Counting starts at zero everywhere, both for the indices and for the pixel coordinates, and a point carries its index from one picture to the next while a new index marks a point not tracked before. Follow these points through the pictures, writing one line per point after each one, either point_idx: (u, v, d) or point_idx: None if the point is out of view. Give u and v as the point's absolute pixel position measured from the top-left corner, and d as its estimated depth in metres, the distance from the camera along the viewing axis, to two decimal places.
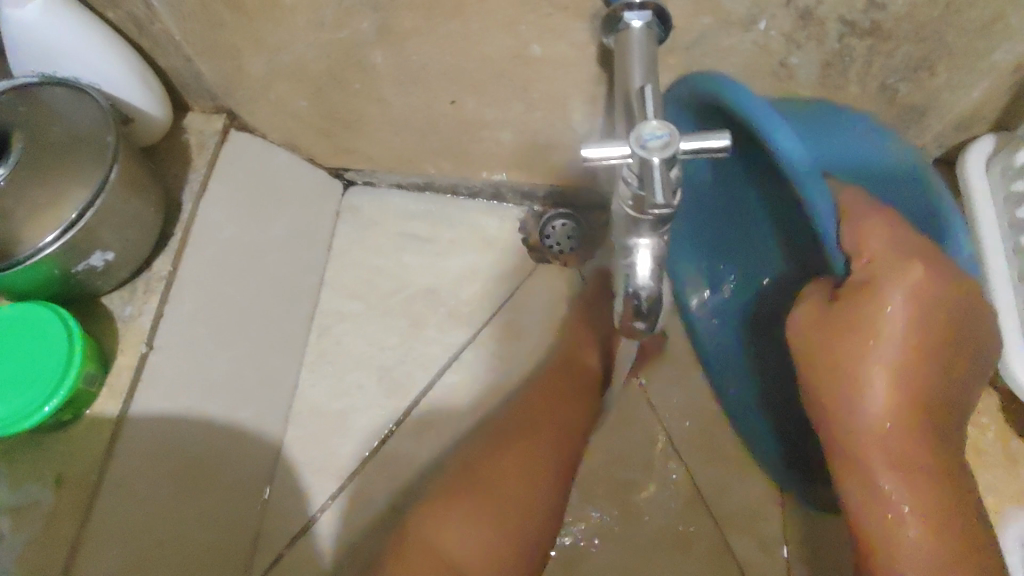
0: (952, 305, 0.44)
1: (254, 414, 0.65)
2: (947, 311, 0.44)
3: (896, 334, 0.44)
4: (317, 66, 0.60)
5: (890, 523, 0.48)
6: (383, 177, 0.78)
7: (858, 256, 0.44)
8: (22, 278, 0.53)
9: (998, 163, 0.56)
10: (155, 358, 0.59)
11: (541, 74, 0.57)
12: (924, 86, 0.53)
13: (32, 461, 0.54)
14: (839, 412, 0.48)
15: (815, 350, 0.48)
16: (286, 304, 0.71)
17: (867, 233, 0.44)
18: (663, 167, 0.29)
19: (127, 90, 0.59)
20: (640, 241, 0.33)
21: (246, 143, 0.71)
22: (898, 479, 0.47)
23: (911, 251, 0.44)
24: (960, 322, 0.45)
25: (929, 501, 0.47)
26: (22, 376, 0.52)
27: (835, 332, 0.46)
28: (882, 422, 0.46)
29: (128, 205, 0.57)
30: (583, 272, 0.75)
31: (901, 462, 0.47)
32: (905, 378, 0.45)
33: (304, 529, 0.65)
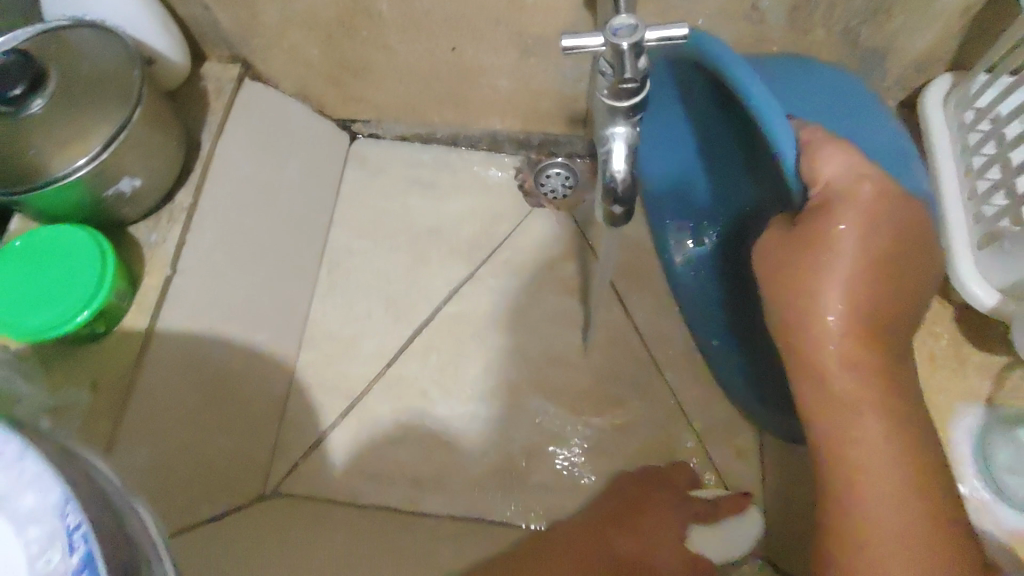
0: (899, 227, 0.48)
1: (269, 337, 0.71)
2: (892, 230, 0.48)
3: (849, 249, 0.48)
4: (328, 13, 0.65)
5: (848, 431, 0.50)
6: (388, 127, 0.84)
7: (813, 183, 0.48)
8: (55, 199, 0.57)
9: (953, 97, 0.58)
10: (178, 281, 0.63)
11: (535, 20, 0.62)
12: (883, 29, 0.58)
13: (69, 368, 0.58)
14: (801, 326, 0.50)
15: (777, 272, 0.51)
16: (300, 238, 0.77)
17: (824, 162, 0.48)
18: (632, 52, 0.35)
19: (151, 37, 0.64)
20: (614, 130, 0.39)
21: (262, 91, 0.76)
22: (854, 388, 0.50)
23: (862, 173, 0.47)
24: (904, 241, 0.49)
25: (882, 414, 0.50)
26: (59, 290, 0.57)
27: (794, 250, 0.49)
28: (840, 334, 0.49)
29: (152, 138, 0.61)
30: (574, 216, 0.80)
31: (857, 375, 0.50)
32: (859, 292, 0.48)
33: (317, 442, 0.72)
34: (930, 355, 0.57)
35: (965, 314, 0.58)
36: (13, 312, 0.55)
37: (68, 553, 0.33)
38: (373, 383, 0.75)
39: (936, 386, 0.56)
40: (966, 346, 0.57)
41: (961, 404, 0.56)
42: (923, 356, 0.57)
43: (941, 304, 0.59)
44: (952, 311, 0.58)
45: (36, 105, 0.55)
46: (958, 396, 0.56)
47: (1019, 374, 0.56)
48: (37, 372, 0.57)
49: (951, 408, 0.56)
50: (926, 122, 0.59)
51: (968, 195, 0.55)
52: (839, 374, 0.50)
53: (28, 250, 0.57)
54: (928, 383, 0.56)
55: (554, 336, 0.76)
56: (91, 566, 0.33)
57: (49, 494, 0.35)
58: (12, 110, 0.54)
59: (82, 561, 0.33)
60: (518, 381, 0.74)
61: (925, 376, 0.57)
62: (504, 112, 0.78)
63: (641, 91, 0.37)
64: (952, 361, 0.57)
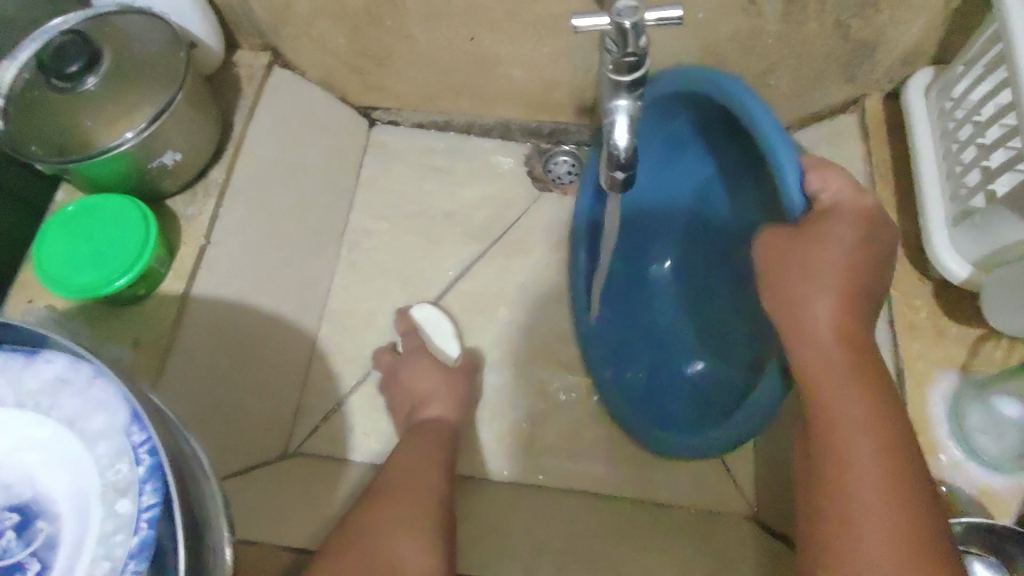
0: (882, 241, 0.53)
1: (294, 308, 0.76)
2: (877, 239, 0.52)
3: (841, 242, 0.51)
4: (355, 3, 0.70)
5: (835, 440, 0.48)
6: (406, 115, 0.89)
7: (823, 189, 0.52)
8: (104, 169, 0.62)
9: (933, 88, 0.63)
10: (212, 251, 0.68)
11: (548, 11, 0.67)
12: (871, 22, 0.63)
13: (114, 327, 0.63)
14: (793, 323, 0.52)
15: (776, 262, 0.54)
16: (322, 217, 0.82)
17: (828, 180, 0.53)
18: (635, 31, 0.38)
19: (193, 22, 0.69)
20: (618, 103, 0.43)
21: (290, 78, 0.81)
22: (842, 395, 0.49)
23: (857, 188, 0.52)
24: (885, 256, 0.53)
25: (874, 427, 0.48)
26: (104, 253, 0.61)
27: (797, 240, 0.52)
28: (824, 337, 0.50)
29: (190, 116, 0.65)
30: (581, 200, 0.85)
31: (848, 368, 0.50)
32: (847, 303, 0.51)
33: (336, 407, 0.77)
34: (910, 326, 0.61)
35: (942, 288, 0.62)
36: (66, 272, 0.60)
37: (135, 463, 0.38)
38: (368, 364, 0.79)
39: (917, 355, 0.60)
40: (944, 319, 0.61)
41: (940, 371, 0.60)
42: (904, 326, 0.61)
43: (921, 280, 0.63)
44: (930, 286, 0.62)
45: (89, 82, 0.60)
46: (937, 364, 0.60)
47: (992, 345, 0.60)
48: (87, 330, 0.63)
49: (929, 374, 0.59)
50: (908, 109, 0.65)
51: (946, 176, 0.60)
52: (831, 379, 0.49)
53: (79, 217, 0.62)
54: (907, 352, 0.60)
55: (560, 313, 0.81)
56: (157, 474, 0.38)
57: (117, 415, 0.39)
58: (69, 85, 0.60)
59: (148, 471, 0.38)
60: (525, 354, 0.79)
61: (907, 345, 0.61)
62: (515, 101, 0.83)
63: (641, 67, 0.41)
64: (932, 332, 0.61)
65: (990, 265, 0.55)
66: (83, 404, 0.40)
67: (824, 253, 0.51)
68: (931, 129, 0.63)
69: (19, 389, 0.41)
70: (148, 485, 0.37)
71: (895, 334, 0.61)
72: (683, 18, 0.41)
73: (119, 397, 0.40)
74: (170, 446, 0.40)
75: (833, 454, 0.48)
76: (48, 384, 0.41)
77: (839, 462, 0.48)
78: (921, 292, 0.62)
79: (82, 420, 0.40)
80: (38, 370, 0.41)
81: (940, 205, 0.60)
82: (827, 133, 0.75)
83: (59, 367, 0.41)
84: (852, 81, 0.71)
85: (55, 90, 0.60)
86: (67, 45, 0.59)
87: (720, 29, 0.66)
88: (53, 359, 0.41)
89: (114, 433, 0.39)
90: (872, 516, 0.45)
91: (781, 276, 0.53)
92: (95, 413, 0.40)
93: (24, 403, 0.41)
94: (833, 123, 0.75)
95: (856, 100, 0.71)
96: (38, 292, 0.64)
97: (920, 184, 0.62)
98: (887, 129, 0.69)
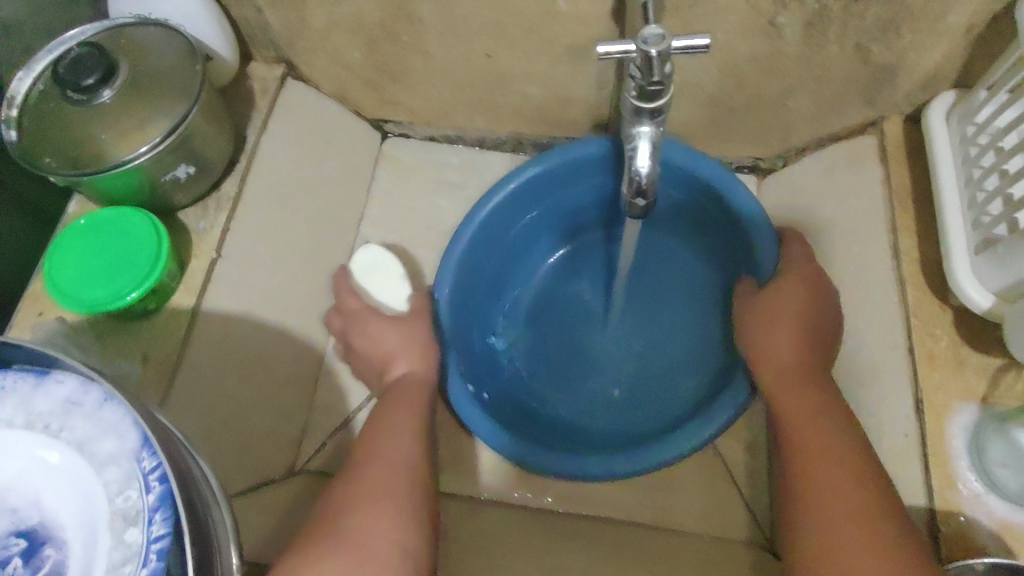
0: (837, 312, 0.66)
1: (303, 323, 0.76)
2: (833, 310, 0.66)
3: (802, 299, 0.66)
4: (371, 18, 0.70)
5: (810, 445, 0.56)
6: (418, 129, 0.88)
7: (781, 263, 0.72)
8: (118, 183, 0.61)
9: (955, 113, 0.62)
10: (223, 265, 0.68)
11: (565, 29, 0.67)
12: (893, 46, 0.62)
13: (123, 342, 0.62)
14: (766, 355, 0.65)
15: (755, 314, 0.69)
16: (332, 231, 0.81)
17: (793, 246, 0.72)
18: (660, 59, 0.38)
19: (209, 35, 0.69)
20: (640, 129, 0.43)
21: (303, 91, 0.81)
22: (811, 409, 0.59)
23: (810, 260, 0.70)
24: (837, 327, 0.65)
25: (846, 453, 0.54)
26: (116, 267, 0.61)
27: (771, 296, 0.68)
28: (781, 360, 0.64)
29: (204, 131, 0.65)
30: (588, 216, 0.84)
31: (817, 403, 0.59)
32: (808, 334, 0.64)
33: (343, 424, 0.76)
34: (930, 356, 0.60)
35: (963, 316, 0.61)
36: (76, 286, 0.60)
37: (145, 491, 0.37)
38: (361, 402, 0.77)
39: (936, 386, 0.59)
40: (964, 349, 0.60)
41: (961, 402, 0.59)
42: (924, 356, 0.60)
43: (941, 308, 0.62)
44: (950, 314, 0.62)
45: (105, 95, 0.59)
46: (958, 395, 0.59)
47: (1013, 376, 0.59)
48: (96, 345, 0.62)
49: (950, 406, 0.58)
50: (930, 134, 0.64)
51: (968, 204, 0.59)
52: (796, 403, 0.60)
53: (91, 229, 0.61)
54: (926, 382, 0.59)
55: None
56: (167, 503, 0.37)
57: (127, 439, 0.39)
58: (86, 98, 0.59)
59: (158, 498, 0.37)
60: None
61: (926, 375, 0.59)
62: (528, 117, 0.82)
63: (664, 94, 0.40)
64: (953, 362, 0.60)
65: (1013, 296, 0.54)
66: (94, 427, 0.39)
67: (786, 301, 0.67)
68: (952, 155, 0.62)
69: (28, 411, 0.40)
70: (158, 514, 0.37)
71: (915, 364, 0.60)
72: (710, 47, 0.41)
73: (129, 421, 0.39)
74: (181, 471, 0.40)
75: (808, 455, 0.56)
76: (58, 406, 0.40)
77: (815, 458, 0.55)
78: (941, 320, 0.61)
79: (91, 442, 0.39)
80: (48, 391, 0.40)
81: (963, 233, 0.59)
82: (844, 154, 0.74)
83: (69, 389, 0.40)
84: (871, 104, 0.70)
85: (71, 102, 0.59)
86: (84, 57, 0.59)
87: (738, 49, 0.66)
88: (64, 380, 0.40)
89: (124, 459, 0.38)
90: (839, 496, 0.52)
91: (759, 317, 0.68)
92: (105, 437, 0.39)
93: (33, 424, 0.40)
94: (851, 145, 0.74)
95: (875, 123, 0.71)
96: (48, 305, 0.64)
97: (942, 210, 0.61)
98: (906, 153, 0.69)
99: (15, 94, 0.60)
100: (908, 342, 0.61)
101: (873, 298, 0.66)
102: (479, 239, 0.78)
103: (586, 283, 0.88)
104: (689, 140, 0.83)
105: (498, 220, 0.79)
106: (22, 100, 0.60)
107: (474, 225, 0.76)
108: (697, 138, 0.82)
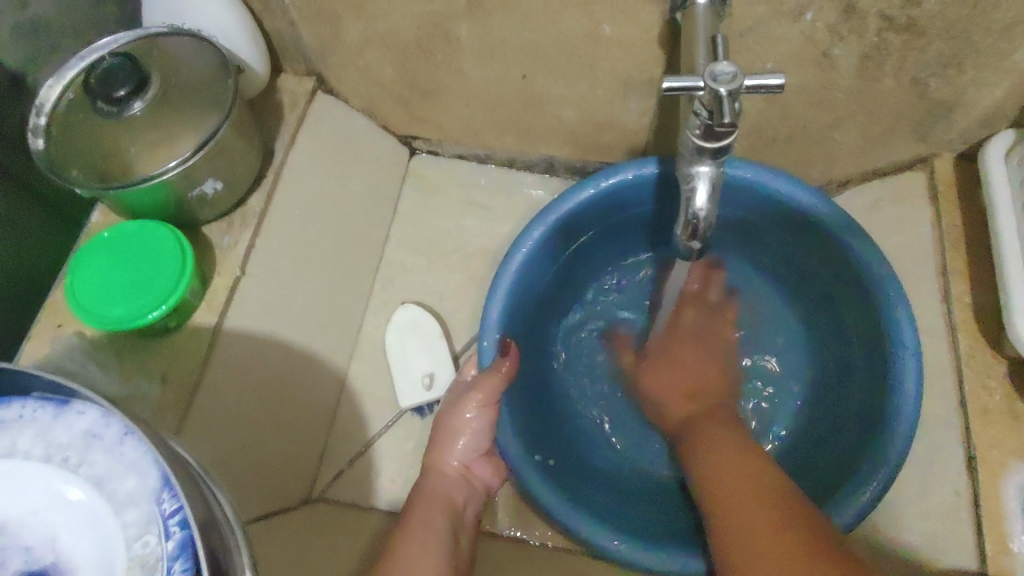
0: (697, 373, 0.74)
1: (324, 345, 0.74)
2: (697, 377, 0.73)
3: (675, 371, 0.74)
4: (407, 35, 0.68)
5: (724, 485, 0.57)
6: (447, 148, 0.87)
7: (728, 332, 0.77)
8: (144, 197, 0.60)
9: (1015, 154, 0.59)
10: (246, 284, 0.66)
11: (607, 54, 0.64)
12: (952, 81, 0.59)
13: (141, 360, 0.60)
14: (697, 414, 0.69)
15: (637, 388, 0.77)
16: (357, 250, 0.79)
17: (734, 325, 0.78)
18: (730, 96, 0.38)
19: (242, 49, 0.67)
20: (700, 170, 0.44)
21: (333, 106, 0.79)
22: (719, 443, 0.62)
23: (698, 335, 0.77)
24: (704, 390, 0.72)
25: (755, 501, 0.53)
26: (138, 285, 0.59)
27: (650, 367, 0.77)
28: (678, 407, 0.71)
29: (234, 145, 0.63)
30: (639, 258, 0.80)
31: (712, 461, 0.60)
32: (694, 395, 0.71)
33: (363, 450, 0.74)
34: (984, 410, 0.57)
35: (1020, 369, 0.58)
36: (97, 301, 0.58)
37: (165, 537, 0.35)
38: (383, 432, 0.75)
39: (991, 442, 0.56)
40: (1021, 403, 0.57)
41: (1017, 460, 0.56)
42: (978, 410, 0.57)
43: (994, 358, 0.59)
44: (1005, 365, 0.59)
45: (136, 107, 0.58)
46: (1014, 453, 0.56)
47: None
48: (114, 363, 0.60)
49: (1006, 464, 0.56)
50: (987, 176, 0.61)
51: None
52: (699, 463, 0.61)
53: (115, 242, 0.60)
54: (980, 437, 0.57)
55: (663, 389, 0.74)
56: (187, 551, 0.35)
57: (149, 477, 0.37)
58: (116, 109, 0.57)
59: (178, 546, 0.35)
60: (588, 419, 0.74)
61: (979, 430, 0.57)
62: (562, 140, 0.80)
63: (730, 135, 0.41)
64: (1008, 417, 0.57)
65: None
66: (113, 464, 0.37)
67: (652, 371, 0.76)
68: (1012, 200, 0.59)
69: (47, 441, 0.38)
70: (178, 563, 0.34)
71: (967, 418, 0.58)
72: (784, 86, 0.41)
73: (150, 459, 0.37)
74: (203, 514, 0.37)
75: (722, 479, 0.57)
76: (77, 439, 0.38)
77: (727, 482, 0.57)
78: (995, 371, 0.59)
79: (111, 480, 0.37)
80: (67, 422, 0.38)
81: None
82: (890, 191, 0.72)
83: (88, 421, 0.38)
84: (922, 140, 0.67)
85: (101, 114, 0.58)
86: (116, 68, 0.57)
87: (788, 79, 0.63)
88: (84, 412, 0.39)
89: (144, 500, 0.36)
90: (755, 517, 0.51)
91: (655, 386, 0.74)
92: (126, 474, 0.37)
93: (51, 457, 0.38)
94: (898, 181, 0.71)
95: (925, 160, 0.68)
96: (67, 318, 0.62)
97: (1001, 258, 0.58)
98: (958, 194, 0.66)
99: (44, 103, 0.59)
100: (960, 393, 0.59)
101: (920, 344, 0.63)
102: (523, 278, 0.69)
103: (636, 298, 0.81)
104: None
105: (536, 254, 0.70)
106: (50, 110, 0.59)
107: (517, 269, 0.68)
108: None
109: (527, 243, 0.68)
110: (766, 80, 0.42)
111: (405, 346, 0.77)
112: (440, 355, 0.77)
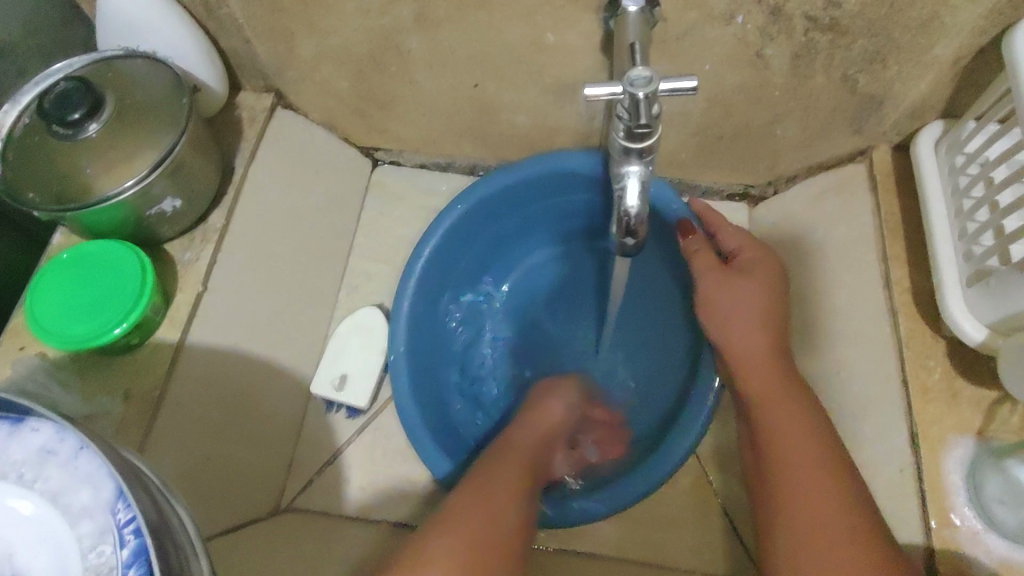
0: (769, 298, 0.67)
1: (288, 355, 0.75)
2: (755, 301, 0.67)
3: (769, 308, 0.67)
4: (360, 50, 0.69)
5: (795, 443, 0.58)
6: (407, 157, 0.88)
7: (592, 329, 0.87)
8: (104, 216, 0.60)
9: (943, 143, 0.62)
10: (209, 299, 0.66)
11: (553, 61, 0.66)
12: (880, 76, 0.62)
13: (103, 378, 0.61)
14: (739, 347, 0.66)
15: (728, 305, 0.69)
16: (320, 261, 0.81)
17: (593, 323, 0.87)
18: (647, 99, 0.42)
19: (197, 66, 0.68)
20: (629, 169, 0.48)
21: (291, 120, 0.80)
22: (807, 444, 0.57)
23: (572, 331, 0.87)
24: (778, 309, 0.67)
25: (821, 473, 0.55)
26: (97, 303, 0.59)
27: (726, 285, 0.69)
28: (745, 339, 0.66)
29: (191, 164, 0.64)
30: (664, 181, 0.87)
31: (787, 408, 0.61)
32: (768, 302, 0.67)
33: (333, 458, 0.76)
34: (924, 388, 0.59)
35: (956, 348, 0.61)
36: (56, 321, 0.59)
37: (120, 546, 0.36)
38: (352, 438, 0.77)
39: (931, 418, 0.58)
40: (959, 381, 0.60)
41: (956, 435, 0.58)
42: (918, 388, 0.59)
43: (934, 339, 0.61)
44: (943, 345, 0.61)
45: (91, 129, 0.59)
46: (952, 428, 0.58)
47: (1007, 409, 0.58)
48: (75, 381, 0.60)
49: (945, 439, 0.58)
50: (918, 163, 0.64)
51: (958, 234, 0.59)
52: (772, 398, 0.62)
53: (75, 263, 0.60)
54: (921, 415, 0.58)
55: (741, 305, 0.67)
56: (141, 558, 0.36)
57: (103, 490, 0.38)
58: (71, 132, 0.58)
59: (133, 554, 0.36)
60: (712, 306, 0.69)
61: (919, 407, 0.59)
62: (517, 145, 0.82)
63: (652, 134, 0.45)
64: (947, 395, 0.59)
65: (1006, 330, 0.54)
66: (68, 478, 0.38)
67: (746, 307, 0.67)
68: (940, 184, 0.62)
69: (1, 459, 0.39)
70: (132, 570, 0.35)
71: (908, 396, 0.59)
72: (696, 88, 0.46)
73: (104, 472, 0.38)
74: (157, 520, 0.39)
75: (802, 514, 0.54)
76: (32, 456, 0.39)
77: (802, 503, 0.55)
78: (934, 351, 0.61)
79: (66, 494, 0.38)
80: (22, 439, 0.39)
81: (954, 266, 0.58)
82: (834, 182, 0.75)
83: (44, 437, 0.39)
84: (859, 133, 0.70)
85: (57, 137, 0.58)
86: (70, 91, 0.58)
87: (727, 80, 0.65)
88: (40, 428, 0.39)
89: (98, 511, 0.37)
90: (818, 497, 0.54)
91: (732, 302, 0.68)
92: (80, 488, 0.38)
93: (7, 474, 0.39)
94: (840, 175, 0.75)
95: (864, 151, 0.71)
96: (29, 339, 0.62)
97: (933, 243, 0.60)
98: (895, 182, 0.69)
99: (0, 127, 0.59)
100: (902, 374, 0.61)
101: (863, 327, 0.66)
102: (422, 293, 0.78)
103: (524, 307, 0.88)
104: (676, 166, 0.83)
105: (438, 261, 0.79)
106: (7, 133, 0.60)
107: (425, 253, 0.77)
108: (685, 163, 0.82)
109: (431, 242, 0.77)
110: (680, 82, 0.46)
111: (337, 364, 0.78)
112: (372, 369, 0.78)
